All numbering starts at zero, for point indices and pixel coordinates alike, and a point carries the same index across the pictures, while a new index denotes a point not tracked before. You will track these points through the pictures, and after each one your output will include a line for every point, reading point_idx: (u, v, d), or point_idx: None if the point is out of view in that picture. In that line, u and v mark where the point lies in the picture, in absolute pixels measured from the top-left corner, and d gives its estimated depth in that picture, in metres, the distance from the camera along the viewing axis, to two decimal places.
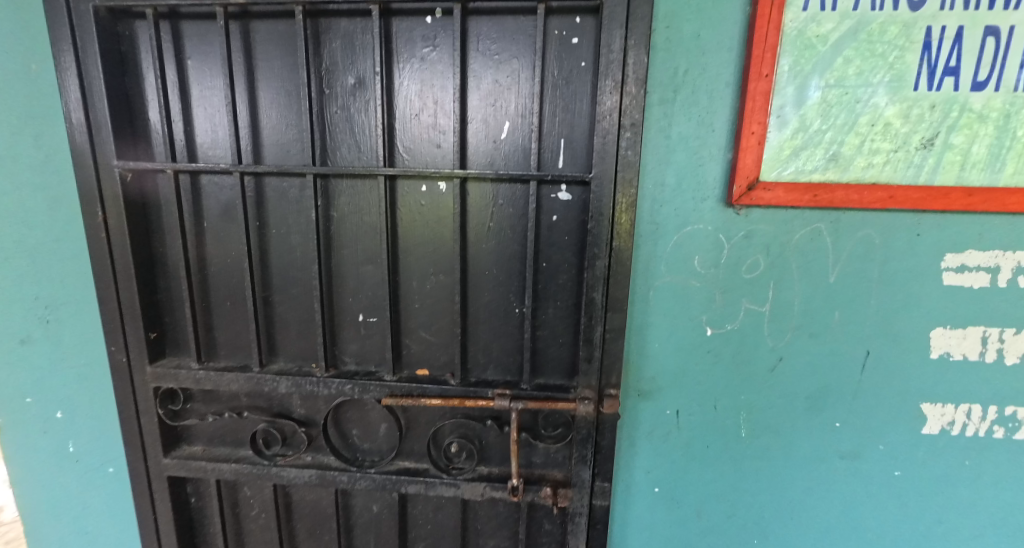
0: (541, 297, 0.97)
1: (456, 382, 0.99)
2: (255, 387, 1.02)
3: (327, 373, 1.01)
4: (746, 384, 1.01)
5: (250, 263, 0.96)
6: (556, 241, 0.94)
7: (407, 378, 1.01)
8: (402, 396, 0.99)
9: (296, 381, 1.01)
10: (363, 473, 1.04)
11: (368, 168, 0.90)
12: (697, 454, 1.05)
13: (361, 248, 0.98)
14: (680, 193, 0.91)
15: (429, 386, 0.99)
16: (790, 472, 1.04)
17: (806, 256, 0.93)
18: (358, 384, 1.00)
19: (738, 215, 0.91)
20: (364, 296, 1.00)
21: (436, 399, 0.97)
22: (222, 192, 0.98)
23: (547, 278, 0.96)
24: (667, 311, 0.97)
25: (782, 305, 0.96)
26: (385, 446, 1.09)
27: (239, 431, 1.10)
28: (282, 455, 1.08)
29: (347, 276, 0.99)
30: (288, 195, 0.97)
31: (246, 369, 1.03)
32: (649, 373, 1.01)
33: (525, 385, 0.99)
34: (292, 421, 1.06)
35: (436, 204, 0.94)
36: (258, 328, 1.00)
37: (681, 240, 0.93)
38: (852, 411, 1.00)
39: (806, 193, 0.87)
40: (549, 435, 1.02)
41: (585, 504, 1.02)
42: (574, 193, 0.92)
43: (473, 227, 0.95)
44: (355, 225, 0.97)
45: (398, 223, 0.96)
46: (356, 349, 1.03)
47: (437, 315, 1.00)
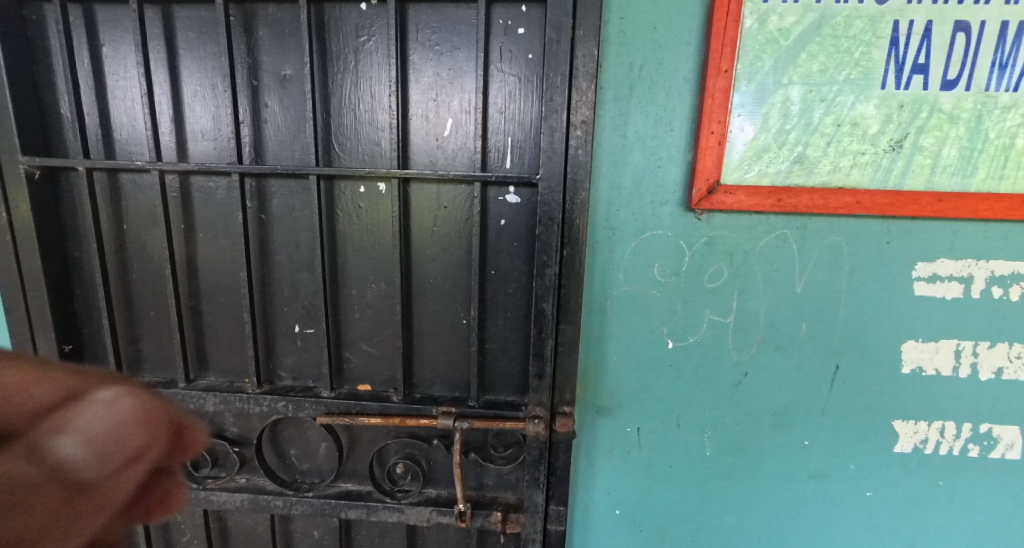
0: (490, 307, 0.91)
1: (398, 400, 0.92)
2: (179, 405, 0.94)
3: (259, 389, 0.93)
4: (709, 400, 0.95)
5: (173, 269, 0.88)
6: (505, 247, 0.88)
7: (346, 395, 0.93)
8: (340, 414, 0.91)
9: (223, 398, 0.92)
10: (300, 498, 0.96)
11: (298, 167, 0.82)
12: (659, 474, 0.99)
13: (295, 253, 0.90)
14: (637, 196, 0.85)
15: (370, 403, 0.92)
16: (757, 492, 0.98)
17: (770, 264, 0.87)
18: (292, 402, 0.92)
19: (699, 220, 0.85)
20: (299, 305, 0.93)
21: (376, 417, 0.90)
22: (143, 192, 0.90)
23: (496, 287, 0.90)
24: (626, 323, 0.91)
25: (746, 316, 0.90)
26: (326, 467, 1.01)
27: None
28: (213, 478, 1.00)
29: (281, 284, 0.92)
30: (214, 195, 0.89)
31: (170, 385, 0.95)
32: (607, 388, 0.94)
33: (473, 402, 0.92)
34: (223, 441, 0.98)
35: (375, 206, 0.87)
36: (182, 340, 0.92)
37: (639, 246, 0.87)
38: (820, 429, 0.94)
39: (770, 197, 0.81)
40: (500, 456, 0.97)
41: (539, 530, 0.97)
42: (523, 196, 0.86)
43: (415, 233, 0.88)
44: (288, 229, 0.89)
45: (335, 227, 0.89)
46: (292, 363, 0.95)
47: (379, 326, 0.92)
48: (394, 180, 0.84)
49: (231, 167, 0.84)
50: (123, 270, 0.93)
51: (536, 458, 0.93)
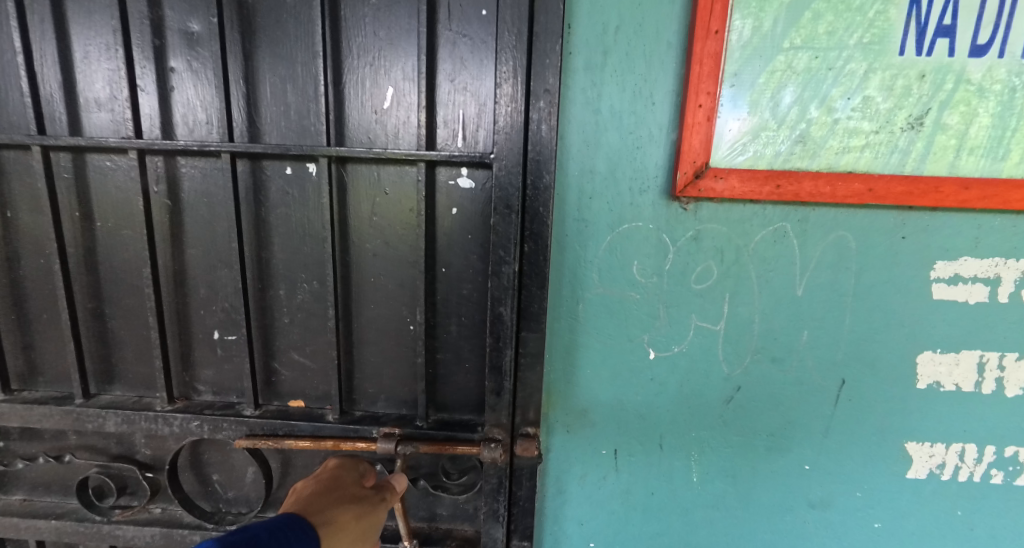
0: (441, 311, 0.78)
1: (334, 419, 0.79)
2: (75, 425, 0.80)
3: (170, 407, 0.80)
4: (696, 419, 0.82)
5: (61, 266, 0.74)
6: (457, 241, 0.74)
7: (273, 413, 0.80)
8: (264, 436, 0.78)
9: (127, 416, 0.79)
10: (220, 532, 0.83)
11: (204, 144, 0.69)
12: (639, 503, 0.86)
13: (210, 247, 0.76)
14: (612, 183, 0.72)
15: (300, 423, 0.78)
16: (750, 524, 0.86)
17: (766, 263, 0.75)
18: (208, 422, 0.78)
19: (684, 210, 0.73)
20: (218, 308, 0.79)
21: (306, 441, 0.77)
22: (27, 172, 0.75)
23: (447, 288, 0.77)
24: (600, 330, 0.78)
25: (738, 324, 0.78)
26: (255, 496, 0.87)
27: (68, 477, 0.88)
28: (121, 508, 0.86)
29: (197, 283, 0.78)
30: (110, 177, 0.74)
31: (65, 401, 0.81)
32: (578, 405, 0.82)
33: (420, 422, 0.79)
34: (132, 466, 0.84)
35: (303, 192, 0.74)
36: (76, 349, 0.78)
37: (614, 241, 0.75)
38: (822, 452, 0.82)
39: (767, 183, 0.68)
40: (455, 484, 0.85)
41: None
42: (477, 179, 0.73)
43: (352, 222, 0.75)
44: (202, 218, 0.75)
45: (258, 216, 0.75)
46: (212, 375, 0.82)
47: (312, 333, 0.79)
48: (322, 159, 0.70)
49: (124, 143, 0.70)
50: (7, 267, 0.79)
51: (494, 487, 0.83)
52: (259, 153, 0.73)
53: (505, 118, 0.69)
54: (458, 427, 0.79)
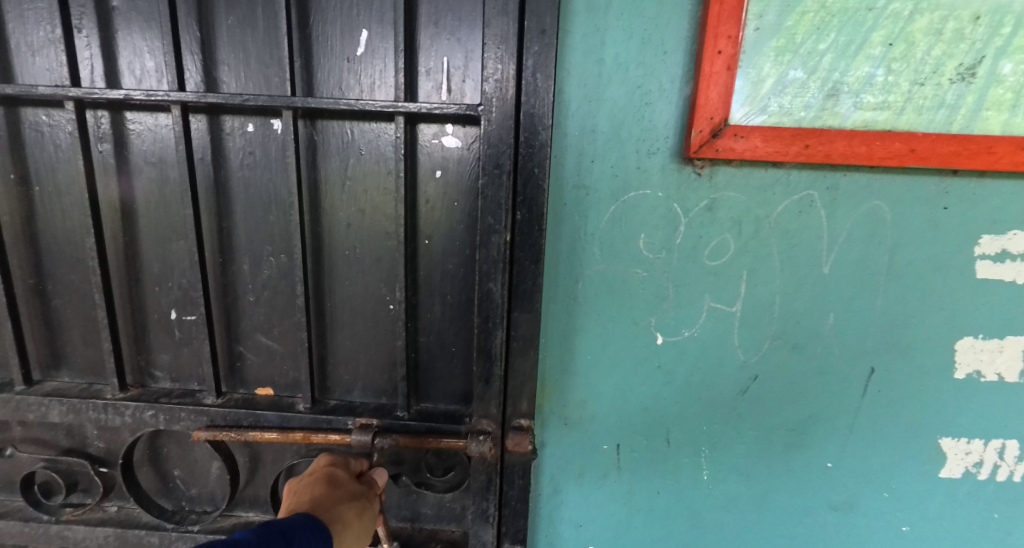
0: (423, 289, 0.70)
1: (303, 410, 0.70)
2: (15, 414, 0.71)
3: (121, 395, 0.71)
4: (707, 411, 0.74)
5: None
6: (440, 210, 0.66)
7: (236, 403, 0.72)
8: (226, 427, 0.70)
9: (74, 405, 0.70)
10: (181, 533, 0.75)
11: (150, 93, 0.60)
12: (642, 503, 0.78)
13: (163, 215, 0.68)
14: (617, 144, 0.64)
15: (266, 413, 0.70)
16: (764, 527, 0.78)
17: (789, 236, 0.66)
18: (164, 411, 0.70)
19: (697, 176, 0.64)
20: (174, 286, 0.71)
21: (271, 432, 0.68)
22: None
23: (429, 263, 0.69)
24: (601, 312, 0.70)
25: (756, 305, 0.69)
26: (220, 493, 0.79)
27: (11, 473, 0.79)
28: (71, 507, 0.78)
29: (150, 257, 0.70)
30: (46, 136, 0.66)
31: (5, 388, 0.72)
32: (577, 396, 0.74)
33: (401, 412, 0.71)
34: (82, 461, 0.76)
35: (267, 153, 0.65)
36: (14, 330, 0.69)
37: (619, 211, 0.66)
38: (846, 448, 0.74)
39: (794, 142, 0.59)
40: (439, 481, 0.77)
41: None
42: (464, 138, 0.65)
43: (322, 188, 0.66)
44: (152, 183, 0.67)
45: (216, 180, 0.67)
46: (169, 360, 0.73)
47: (280, 314, 0.71)
48: (286, 112, 0.61)
49: (58, 92, 0.60)
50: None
51: (483, 485, 0.74)
52: (215, 107, 0.64)
53: (495, 67, 0.61)
54: (443, 418, 0.72)
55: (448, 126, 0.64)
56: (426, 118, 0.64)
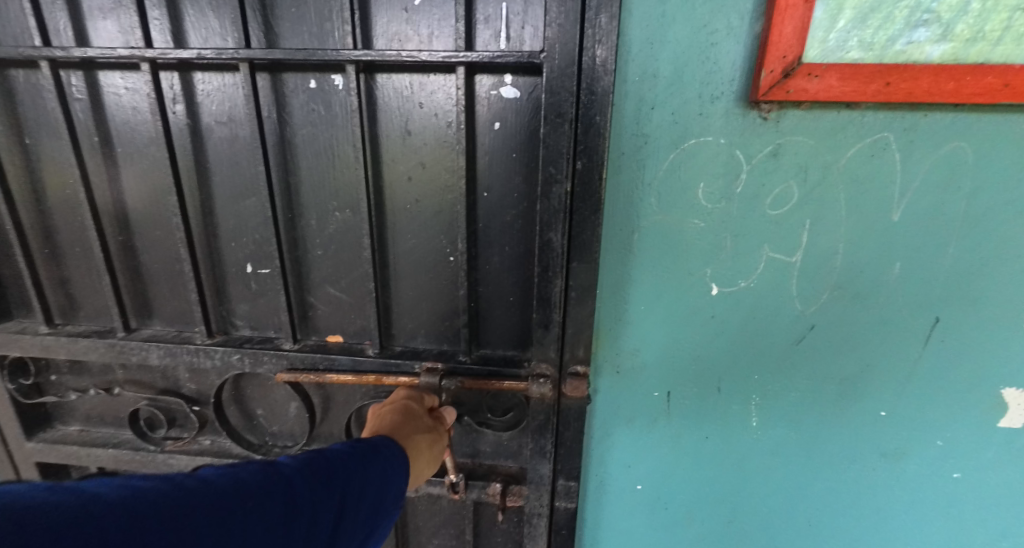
0: (484, 240, 0.73)
1: (373, 354, 0.76)
2: (119, 358, 0.79)
3: (210, 340, 0.78)
4: (760, 360, 0.75)
5: (87, 197, 0.71)
6: (500, 162, 0.68)
7: (311, 347, 0.78)
8: (304, 370, 0.76)
9: (170, 348, 0.78)
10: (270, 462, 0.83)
11: (219, 51, 0.62)
12: (690, 448, 0.81)
13: (234, 174, 0.71)
14: (680, 88, 0.62)
15: (338, 357, 0.76)
16: (812, 472, 0.80)
17: (859, 182, 0.64)
18: (248, 355, 0.77)
19: (763, 120, 0.62)
20: (248, 241, 0.75)
21: (347, 374, 0.74)
22: (38, 94, 0.71)
23: (489, 214, 0.71)
24: (657, 262, 0.70)
25: (818, 255, 0.68)
26: (299, 430, 0.87)
27: (117, 410, 0.89)
28: (172, 440, 0.87)
29: (225, 214, 0.74)
30: (123, 98, 0.69)
31: (108, 335, 0.80)
32: (630, 344, 0.76)
33: (463, 357, 0.76)
34: (178, 399, 0.85)
35: (329, 109, 0.67)
36: (111, 282, 0.76)
37: (679, 160, 0.65)
38: (902, 398, 0.74)
39: (875, 79, 0.56)
40: (498, 421, 0.84)
41: (545, 504, 0.84)
42: (522, 88, 0.66)
43: (384, 142, 0.68)
44: (223, 142, 0.70)
45: (282, 138, 0.69)
46: (247, 310, 0.79)
47: (347, 266, 0.75)
48: (349, 66, 0.62)
49: (135, 53, 0.63)
50: (32, 199, 0.76)
51: (541, 425, 0.80)
52: (279, 64, 0.66)
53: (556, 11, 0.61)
54: (502, 363, 0.76)
55: (508, 76, 0.65)
56: (485, 69, 0.65)
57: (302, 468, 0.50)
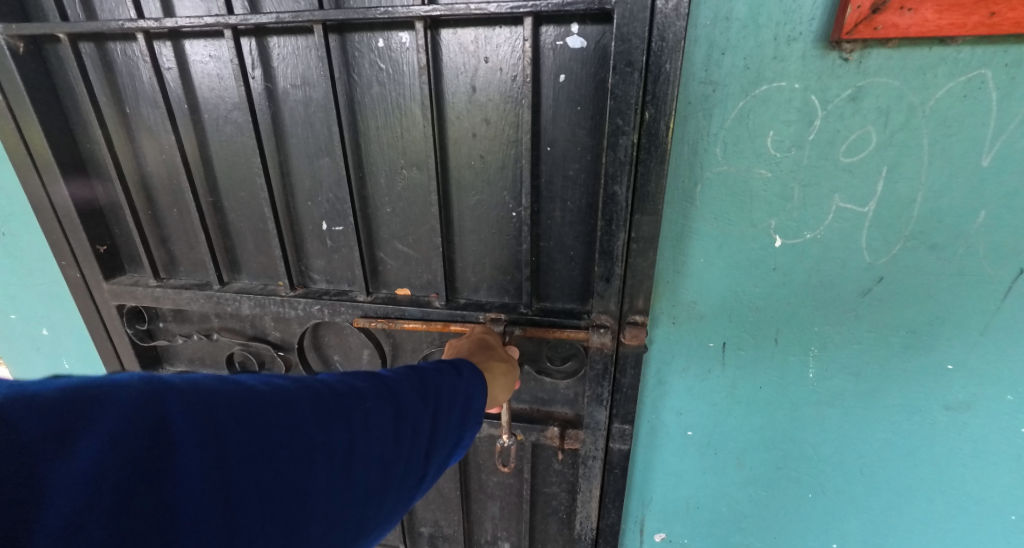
0: (546, 194, 0.75)
1: (441, 305, 0.81)
2: (217, 307, 0.89)
3: (293, 292, 0.85)
4: (823, 312, 0.74)
5: (182, 160, 0.79)
6: (564, 115, 0.69)
7: (383, 298, 0.83)
8: (378, 318, 0.82)
9: (259, 299, 0.85)
10: None
11: (297, 14, 0.65)
12: (744, 397, 0.83)
13: (309, 135, 0.76)
14: (753, 30, 0.60)
15: (409, 307, 0.81)
16: (869, 423, 0.81)
17: (946, 124, 0.60)
18: (328, 305, 0.83)
19: (844, 62, 0.59)
20: (323, 200, 0.80)
21: (417, 322, 0.80)
22: (136, 65, 0.78)
23: (552, 168, 0.73)
24: (720, 214, 0.70)
25: (894, 204, 0.66)
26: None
27: (216, 353, 1.01)
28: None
29: (301, 173, 0.79)
30: (210, 66, 0.75)
31: (206, 287, 0.89)
32: (688, 296, 0.77)
33: (525, 308, 0.80)
34: (267, 345, 0.94)
35: (397, 68, 0.69)
36: (207, 239, 0.84)
37: (748, 107, 0.64)
38: (974, 350, 0.72)
39: (976, 10, 0.52)
40: (557, 369, 0.88)
41: (600, 446, 0.89)
42: (589, 37, 0.65)
43: (450, 99, 0.71)
44: (299, 105, 0.74)
45: (353, 98, 0.73)
46: (324, 265, 0.86)
47: (415, 222, 0.79)
48: (418, 23, 0.64)
49: (219, 21, 0.68)
50: (135, 164, 0.85)
51: (599, 374, 0.84)
52: (350, 24, 0.68)
53: None
54: (562, 314, 0.80)
55: (574, 25, 0.65)
56: (550, 19, 0.65)
57: (407, 377, 0.59)
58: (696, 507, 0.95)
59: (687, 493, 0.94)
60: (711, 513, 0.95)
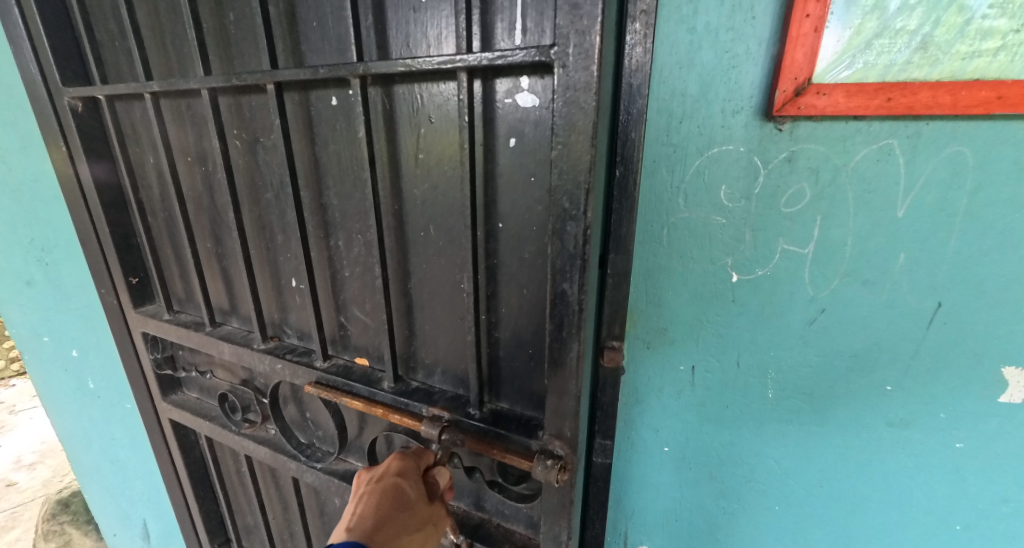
0: (511, 268, 0.85)
1: (390, 388, 0.97)
2: (206, 346, 1.08)
3: (264, 345, 1.05)
4: (776, 338, 0.85)
5: (183, 219, 1.00)
6: (519, 181, 0.79)
7: (337, 369, 1.01)
8: (326, 387, 0.99)
9: (234, 351, 1.05)
10: (309, 467, 1.06)
11: (255, 77, 0.83)
12: (713, 415, 0.93)
13: (278, 196, 0.96)
14: (704, 104, 0.73)
15: (359, 386, 0.97)
16: (823, 439, 0.90)
17: (866, 183, 0.72)
18: (289, 365, 1.02)
19: (779, 130, 0.72)
20: (295, 255, 1.00)
21: (361, 402, 0.95)
22: (156, 133, 0.97)
23: (509, 241, 0.84)
24: (684, 253, 0.83)
25: (829, 246, 0.77)
26: (337, 439, 1.09)
27: (218, 389, 1.18)
28: (247, 423, 1.14)
29: (283, 223, 0.98)
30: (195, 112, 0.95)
31: (200, 327, 1.09)
32: (658, 323, 0.89)
33: (474, 411, 0.92)
34: (252, 390, 1.11)
35: (348, 116, 0.85)
36: (202, 283, 1.04)
37: (704, 165, 0.76)
38: (907, 374, 0.82)
39: (878, 95, 0.65)
40: (513, 488, 0.99)
41: None
42: (539, 92, 0.74)
43: (409, 163, 0.86)
44: (274, 155, 0.93)
45: (312, 158, 0.93)
46: (296, 319, 1.06)
47: (367, 295, 0.97)
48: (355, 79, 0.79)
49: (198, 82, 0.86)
50: (165, 211, 1.04)
51: (557, 498, 0.90)
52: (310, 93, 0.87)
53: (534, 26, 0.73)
54: (514, 431, 0.88)
55: (524, 76, 0.74)
56: (503, 74, 0.75)
57: None
58: (675, 519, 1.04)
59: (666, 504, 1.03)
60: (688, 524, 1.03)
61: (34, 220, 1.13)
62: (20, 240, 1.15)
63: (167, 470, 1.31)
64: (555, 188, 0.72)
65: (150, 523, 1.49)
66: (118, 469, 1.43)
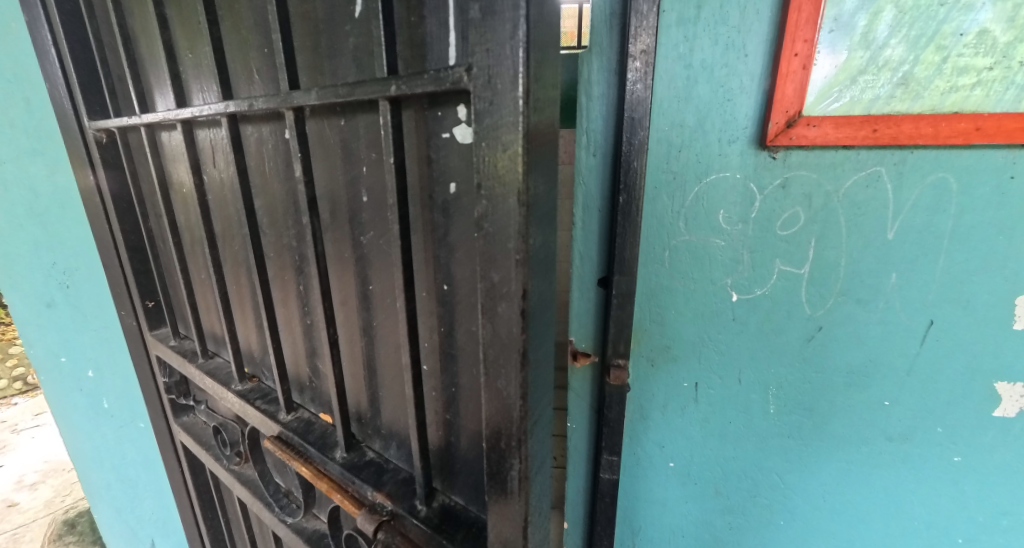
0: (463, 342, 0.62)
1: (342, 458, 0.79)
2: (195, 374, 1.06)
3: (244, 382, 0.99)
4: (777, 356, 0.88)
5: (175, 253, 1.01)
6: (467, 206, 0.56)
7: (297, 425, 0.88)
8: (287, 445, 0.85)
9: (213, 385, 1.01)
10: (279, 519, 0.96)
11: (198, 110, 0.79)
12: (716, 430, 0.96)
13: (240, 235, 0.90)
14: (702, 133, 0.78)
15: (312, 446, 0.83)
16: (824, 454, 0.92)
17: (857, 207, 0.76)
18: (257, 407, 0.94)
19: (773, 159, 0.76)
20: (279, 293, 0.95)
21: (310, 467, 0.80)
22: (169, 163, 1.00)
23: (464, 281, 0.60)
24: (685, 274, 0.86)
25: (823, 267, 0.80)
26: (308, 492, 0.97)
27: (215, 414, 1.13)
28: (236, 458, 1.08)
29: None
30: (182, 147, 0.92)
31: (193, 354, 1.08)
32: (662, 340, 0.92)
33: (419, 507, 0.70)
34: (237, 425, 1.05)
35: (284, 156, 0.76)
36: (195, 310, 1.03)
37: (702, 191, 0.81)
38: (903, 389, 0.84)
39: (864, 127, 0.70)
40: None
41: None
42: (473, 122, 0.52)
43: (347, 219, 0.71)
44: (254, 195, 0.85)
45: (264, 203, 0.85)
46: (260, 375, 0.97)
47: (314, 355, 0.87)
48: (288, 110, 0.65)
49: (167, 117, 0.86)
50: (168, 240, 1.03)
51: None
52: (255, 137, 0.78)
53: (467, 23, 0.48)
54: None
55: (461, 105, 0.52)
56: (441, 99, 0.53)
57: None
58: (681, 535, 1.05)
59: (672, 519, 1.05)
60: (694, 539, 1.05)
61: (56, 245, 1.18)
62: (42, 264, 1.20)
63: (177, 489, 1.33)
64: (484, 240, 0.51)
65: (159, 542, 1.50)
66: (129, 488, 1.44)
